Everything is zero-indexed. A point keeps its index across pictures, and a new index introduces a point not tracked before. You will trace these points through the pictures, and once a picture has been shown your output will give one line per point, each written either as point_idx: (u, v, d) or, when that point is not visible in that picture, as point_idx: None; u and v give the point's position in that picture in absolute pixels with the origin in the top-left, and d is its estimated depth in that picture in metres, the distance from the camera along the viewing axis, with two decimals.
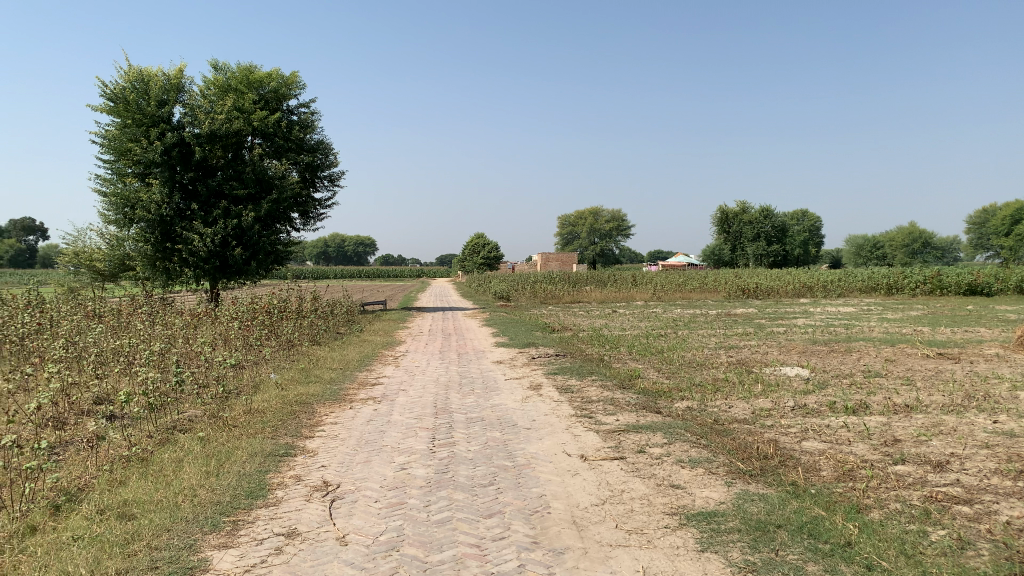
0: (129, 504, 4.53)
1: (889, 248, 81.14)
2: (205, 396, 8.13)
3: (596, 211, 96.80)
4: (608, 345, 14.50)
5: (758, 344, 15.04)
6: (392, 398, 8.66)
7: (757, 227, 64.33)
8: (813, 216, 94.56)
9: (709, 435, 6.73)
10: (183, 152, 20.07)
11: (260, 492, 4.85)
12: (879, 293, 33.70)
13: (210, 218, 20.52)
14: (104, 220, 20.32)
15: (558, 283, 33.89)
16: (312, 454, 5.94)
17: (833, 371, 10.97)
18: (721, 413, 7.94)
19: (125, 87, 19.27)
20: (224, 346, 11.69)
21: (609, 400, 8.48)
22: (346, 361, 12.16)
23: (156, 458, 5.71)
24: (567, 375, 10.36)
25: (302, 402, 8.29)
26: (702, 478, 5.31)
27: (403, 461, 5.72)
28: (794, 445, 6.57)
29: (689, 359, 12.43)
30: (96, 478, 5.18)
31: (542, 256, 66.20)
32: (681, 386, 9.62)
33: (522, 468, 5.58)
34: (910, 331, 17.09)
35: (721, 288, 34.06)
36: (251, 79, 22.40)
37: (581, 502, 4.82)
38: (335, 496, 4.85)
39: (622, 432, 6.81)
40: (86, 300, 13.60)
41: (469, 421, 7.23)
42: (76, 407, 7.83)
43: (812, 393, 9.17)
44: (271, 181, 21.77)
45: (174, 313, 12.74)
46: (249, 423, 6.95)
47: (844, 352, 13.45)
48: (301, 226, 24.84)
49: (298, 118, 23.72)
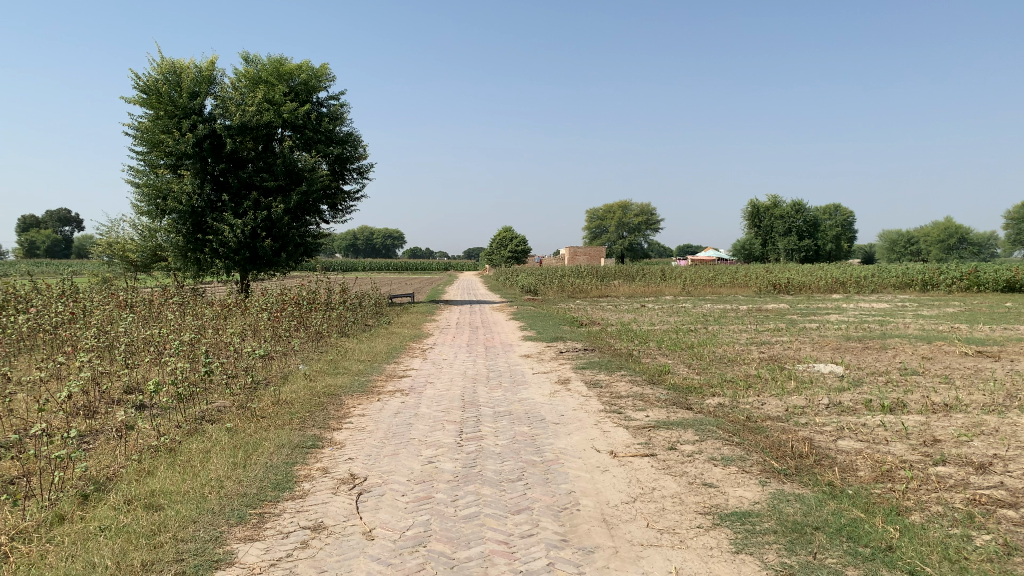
0: (157, 494, 4.52)
1: (924, 243, 79.68)
2: (234, 387, 8.15)
3: (625, 206, 96.47)
4: (637, 339, 14.35)
5: (790, 340, 14.81)
6: (419, 390, 8.63)
7: (788, 222, 63.54)
8: (846, 211, 93.19)
9: (742, 432, 6.58)
10: (214, 143, 20.23)
11: (287, 484, 4.82)
12: (914, 289, 33.09)
13: (241, 210, 20.68)
14: (137, 211, 20.59)
15: (586, 276, 33.73)
16: (340, 447, 5.91)
17: (868, 369, 10.74)
18: (753, 410, 7.79)
19: (157, 79, 19.48)
20: (254, 337, 11.76)
21: (639, 396, 8.36)
22: (373, 354, 12.16)
23: (184, 449, 5.73)
24: (596, 370, 10.25)
25: (330, 393, 8.29)
26: (736, 476, 5.18)
27: (430, 455, 5.66)
28: (830, 443, 6.41)
29: (720, 355, 12.25)
30: (125, 468, 5.19)
31: (570, 249, 65.94)
32: (712, 382, 9.47)
33: (551, 463, 5.49)
34: (946, 328, 16.71)
35: (751, 283, 33.66)
36: (282, 71, 22.50)
37: (611, 499, 4.73)
38: (362, 489, 4.81)
39: (653, 428, 6.70)
40: (119, 290, 13.78)
41: (497, 415, 7.16)
42: (108, 396, 7.90)
43: (847, 391, 8.97)
44: (301, 173, 21.86)
45: (205, 304, 12.86)
46: (277, 414, 6.95)
47: (879, 349, 13.16)
48: (330, 218, 24.94)
49: (328, 110, 23.79)
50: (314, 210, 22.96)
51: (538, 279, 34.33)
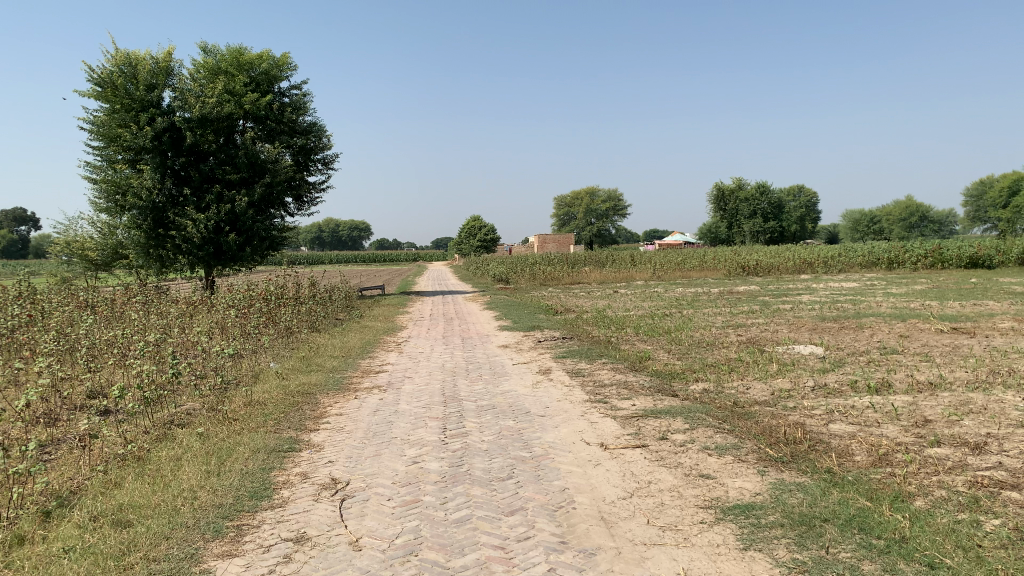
0: (125, 509, 4.21)
1: (887, 222, 80.86)
2: (203, 388, 7.82)
3: (592, 192, 96.63)
4: (614, 326, 14.21)
5: (766, 322, 14.79)
6: (398, 386, 8.37)
7: (754, 204, 64.03)
8: (809, 192, 94.17)
9: (732, 419, 6.43)
10: (174, 137, 19.66)
11: (265, 492, 4.55)
12: (880, 267, 33.46)
13: (203, 204, 20.14)
14: (95, 208, 19.98)
15: (557, 263, 33.56)
16: (319, 449, 5.63)
17: (847, 349, 10.69)
18: (739, 395, 7.66)
19: (112, 71, 18.83)
20: (222, 335, 11.39)
21: (623, 384, 8.18)
22: (347, 349, 11.85)
23: (153, 457, 5.40)
24: (576, 359, 10.06)
25: (304, 392, 7.98)
26: (734, 466, 5.01)
27: (414, 455, 5.41)
28: (822, 428, 6.28)
29: (699, 339, 12.13)
30: (90, 480, 4.87)
31: (539, 237, 65.80)
32: (694, 367, 9.33)
33: (541, 459, 5.28)
34: (918, 306, 16.80)
35: (721, 266, 33.75)
36: (242, 61, 21.91)
37: (607, 495, 4.53)
38: (344, 495, 4.55)
39: (641, 417, 6.52)
40: (79, 290, 13.28)
41: (480, 410, 6.94)
42: (70, 402, 7.52)
43: (830, 372, 8.88)
44: (264, 165, 21.30)
45: (170, 302, 12.44)
46: (250, 417, 6.64)
47: (856, 328, 13.15)
48: (296, 210, 24.45)
49: (290, 100, 23.22)
50: (279, 203, 22.44)
51: (509, 267, 34.07)
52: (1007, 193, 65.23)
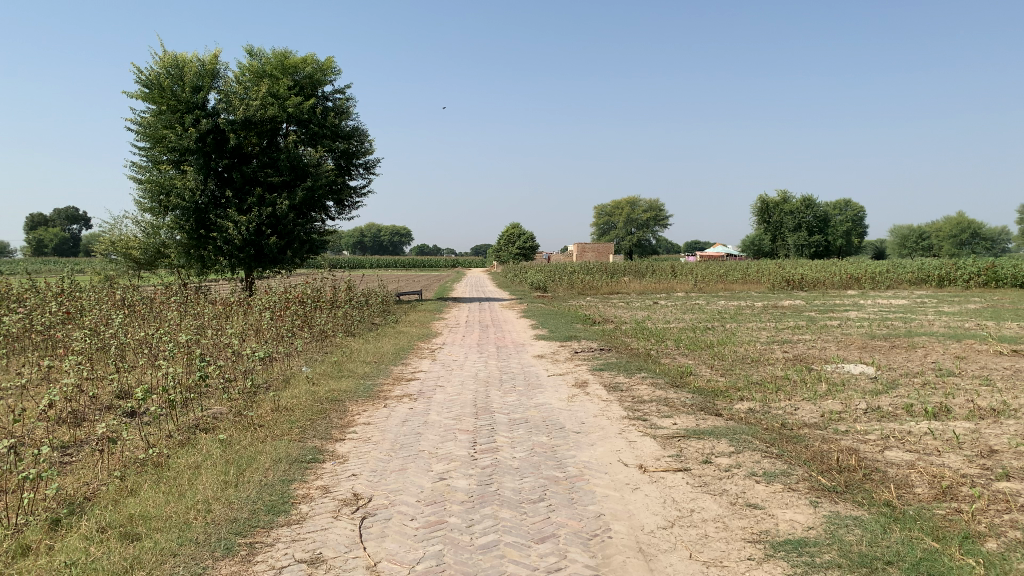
0: (135, 521, 4.01)
1: (936, 239, 78.63)
2: (232, 392, 7.67)
3: (633, 202, 95.93)
4: (653, 338, 13.80)
5: (813, 338, 14.24)
6: (429, 395, 8.12)
7: (799, 217, 62.73)
8: (856, 205, 92.13)
9: (780, 442, 6.06)
10: (218, 138, 19.74)
11: (283, 506, 4.32)
12: (930, 284, 32.44)
13: (245, 206, 20.17)
14: (139, 208, 20.16)
15: (596, 273, 33.12)
16: (343, 461, 5.40)
17: (901, 370, 10.15)
18: (786, 416, 7.26)
19: (159, 73, 18.99)
20: (255, 337, 11.29)
21: (663, 400, 7.82)
22: (380, 354, 11.66)
23: (172, 464, 5.21)
24: (614, 372, 9.71)
25: (333, 399, 7.77)
26: (783, 496, 4.65)
27: (441, 470, 5.14)
28: (877, 455, 5.86)
29: (742, 355, 11.68)
30: (105, 487, 4.69)
31: (578, 246, 65.49)
32: (738, 385, 8.91)
33: (575, 480, 4.97)
34: (974, 326, 16.06)
35: (764, 279, 33.00)
36: (286, 64, 22.00)
37: (646, 524, 4.21)
38: (365, 513, 4.29)
39: (682, 438, 6.16)
40: (119, 287, 13.35)
41: (513, 423, 6.66)
42: (99, 401, 7.43)
43: (884, 394, 8.39)
44: (306, 168, 21.30)
45: (207, 302, 12.41)
46: (276, 423, 6.45)
47: (908, 348, 12.57)
48: (336, 214, 24.45)
49: (333, 104, 23.27)
50: (319, 206, 22.42)
51: (547, 275, 33.74)
52: None
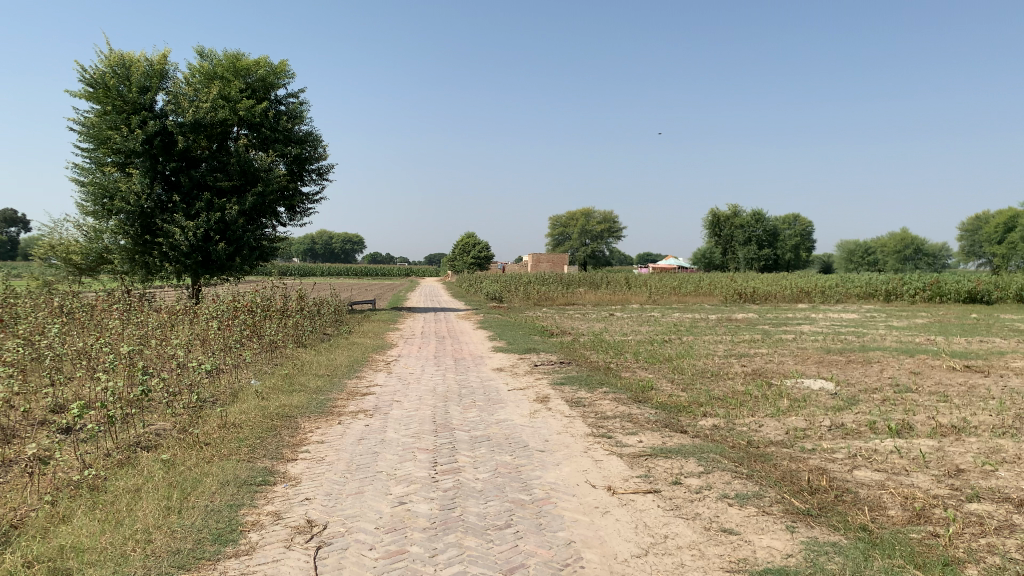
0: (67, 553, 3.65)
1: (881, 254, 80.74)
2: (176, 407, 7.26)
3: (587, 213, 96.53)
4: (612, 351, 13.68)
5: (770, 352, 14.28)
6: (386, 411, 7.81)
7: (749, 231, 63.68)
8: (805, 220, 94.11)
9: (748, 461, 5.93)
10: (166, 141, 19.11)
11: (231, 535, 4.00)
12: (877, 299, 33.07)
13: (193, 211, 19.53)
14: (81, 211, 19.36)
15: (552, 283, 33.06)
16: (295, 483, 5.09)
17: (860, 385, 10.16)
18: (752, 433, 7.14)
19: (105, 72, 18.31)
20: (202, 348, 10.83)
21: (627, 417, 7.64)
22: (333, 367, 11.28)
23: (110, 486, 4.82)
24: (575, 386, 9.51)
25: (284, 416, 7.40)
26: (758, 520, 4.49)
27: (401, 494, 4.87)
28: (846, 475, 5.76)
29: (702, 368, 11.62)
30: (35, 512, 4.30)
31: (533, 257, 65.54)
32: (701, 400, 8.81)
33: (542, 504, 4.74)
34: (925, 341, 16.31)
35: (717, 291, 33.33)
36: (238, 66, 21.45)
37: (619, 552, 4.00)
38: (320, 542, 4.00)
39: (649, 457, 5.99)
40: (59, 293, 12.74)
41: (475, 441, 6.41)
42: (31, 417, 6.95)
43: (846, 411, 8.35)
44: (257, 173, 20.77)
45: (152, 310, 11.90)
46: (223, 442, 6.08)
47: (864, 363, 12.66)
48: (288, 220, 23.91)
49: (286, 108, 22.75)
50: (270, 212, 21.87)
51: (502, 285, 33.54)
52: (1003, 228, 64.87)
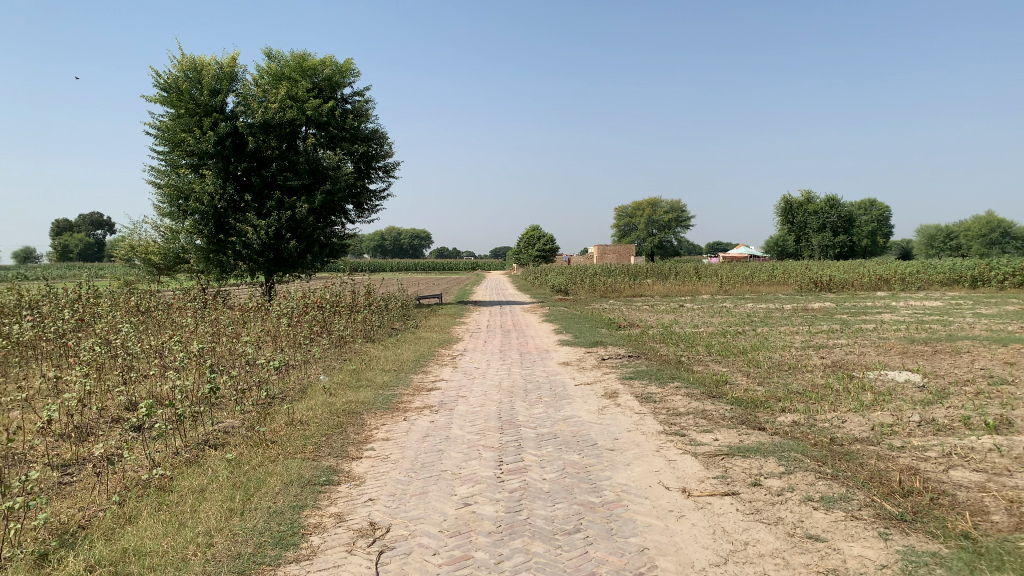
0: (130, 557, 3.62)
1: (965, 238, 77.06)
2: (245, 404, 7.30)
3: (654, 202, 95.29)
4: (682, 343, 13.30)
5: (850, 343, 13.64)
6: (451, 407, 7.70)
7: (823, 217, 61.60)
8: (882, 204, 90.78)
9: (833, 460, 5.57)
10: (237, 142, 19.49)
11: (292, 539, 3.90)
12: (962, 286, 31.50)
13: (264, 211, 19.89)
14: (158, 212, 19.93)
15: (618, 275, 32.60)
16: (360, 483, 4.99)
17: (950, 378, 9.55)
18: (834, 429, 6.75)
19: (178, 76, 18.76)
20: (271, 345, 10.95)
21: (700, 413, 7.33)
22: (399, 362, 11.24)
23: (176, 486, 4.82)
24: (645, 381, 9.22)
25: (350, 412, 7.36)
26: (846, 526, 4.17)
27: (466, 495, 4.71)
28: (942, 475, 5.35)
29: (778, 361, 11.16)
30: (103, 513, 4.31)
31: (599, 249, 64.96)
32: (778, 395, 8.41)
33: (613, 507, 4.52)
34: (1018, 329, 15.33)
35: (791, 280, 32.27)
36: (305, 66, 21.76)
37: (697, 560, 3.75)
38: (383, 546, 3.87)
39: (726, 456, 5.69)
40: (138, 292, 13.09)
41: (541, 439, 6.22)
42: (107, 414, 7.08)
43: (936, 405, 7.84)
44: (325, 172, 21.04)
45: (225, 307, 12.10)
46: (289, 439, 6.05)
47: (952, 353, 11.95)
48: (356, 217, 24.18)
49: (352, 107, 22.95)
50: (339, 209, 22.12)
51: (568, 278, 33.22)
52: None
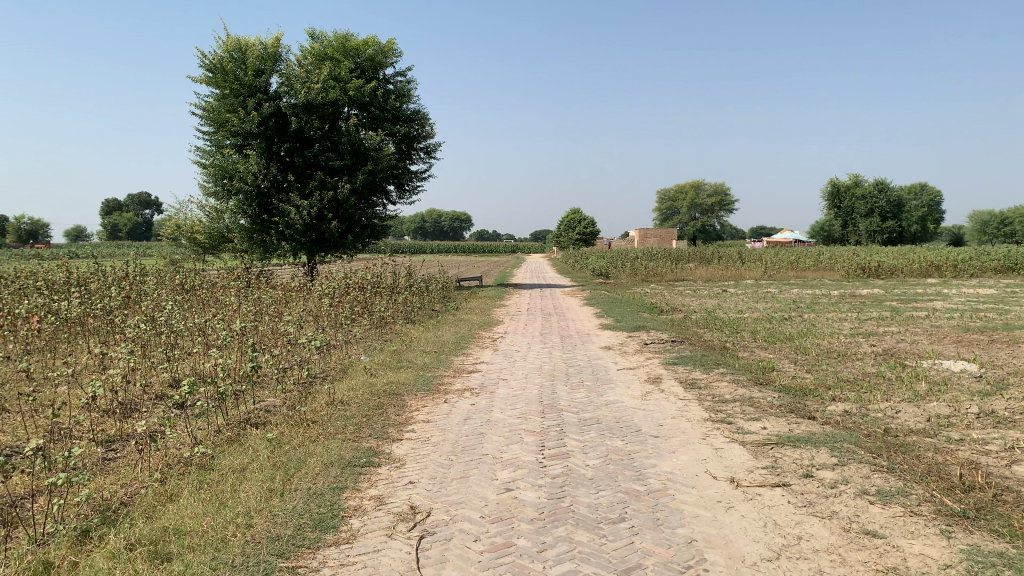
0: (169, 537, 3.60)
1: (1020, 225, 74.57)
2: (286, 383, 7.30)
3: (697, 185, 93.99)
4: (726, 329, 13.02)
5: (901, 331, 13.22)
6: (492, 389, 7.61)
7: (871, 202, 60.11)
8: (933, 189, 88.20)
9: (888, 453, 5.35)
10: (280, 122, 19.58)
11: (332, 522, 3.85)
12: (1017, 273, 30.44)
13: (307, 191, 19.97)
14: (204, 192, 20.15)
15: (660, 259, 32.20)
16: (400, 465, 4.93)
17: (1009, 368, 9.17)
18: (888, 420, 6.51)
19: (223, 57, 18.89)
20: (313, 324, 10.98)
21: (747, 401, 7.13)
22: (440, 343, 11.20)
23: (217, 465, 4.81)
24: (689, 367, 9.02)
25: (391, 393, 7.32)
26: (905, 522, 3.98)
27: (507, 480, 4.62)
28: (1004, 470, 5.10)
29: (827, 348, 10.84)
30: (145, 490, 4.32)
31: (640, 233, 64.34)
32: (827, 383, 8.15)
33: (659, 496, 4.38)
34: None
35: (837, 266, 31.52)
36: (348, 47, 21.78)
37: (748, 554, 3.60)
38: (423, 531, 3.79)
39: (775, 446, 5.50)
40: (184, 271, 13.24)
41: (584, 424, 6.10)
42: (151, 391, 7.14)
43: (995, 396, 7.51)
44: (367, 153, 21.05)
45: (268, 287, 12.18)
46: (330, 420, 6.03)
47: (1010, 343, 11.47)
48: (397, 198, 24.19)
49: (394, 87, 22.91)
50: (381, 190, 22.13)
51: (609, 261, 32.92)
52: None
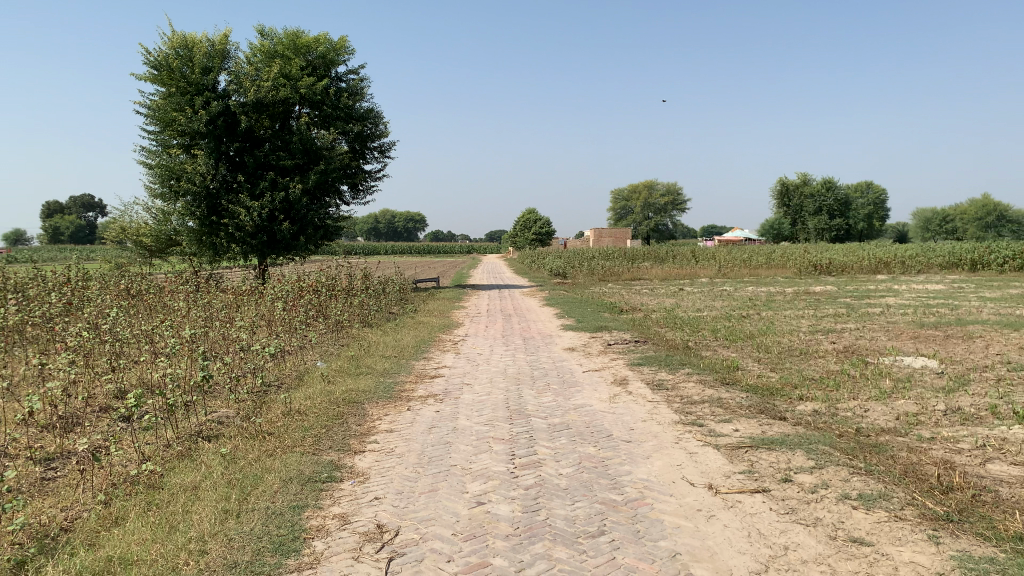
0: (112, 567, 3.29)
1: (961, 222, 76.77)
2: (239, 393, 6.95)
3: (650, 185, 94.78)
4: (688, 328, 12.96)
5: (858, 327, 13.33)
6: (456, 395, 7.38)
7: (819, 200, 61.22)
8: (878, 187, 90.38)
9: (863, 454, 5.26)
10: (229, 121, 19.00)
11: (293, 545, 3.58)
12: (962, 269, 31.20)
13: (257, 191, 19.41)
14: (149, 193, 19.45)
15: (617, 258, 32.25)
16: (364, 479, 4.67)
17: (967, 364, 9.23)
18: (858, 419, 6.44)
19: (168, 54, 18.25)
20: (266, 329, 10.59)
21: (717, 402, 7.01)
22: (399, 347, 10.91)
23: (167, 484, 4.49)
24: (654, 368, 8.90)
25: (350, 401, 7.03)
26: (891, 528, 3.86)
27: (478, 492, 4.40)
28: (979, 469, 5.04)
29: (788, 346, 10.83)
30: (87, 514, 3.98)
31: (594, 233, 64.48)
32: (792, 382, 8.10)
33: (637, 506, 4.21)
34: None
35: (790, 263, 31.98)
36: (298, 44, 21.29)
37: (735, 566, 3.44)
38: (392, 552, 3.55)
39: (750, 449, 5.37)
40: (129, 275, 12.69)
41: (553, 430, 5.91)
42: (93, 404, 6.73)
43: (959, 393, 7.53)
44: (319, 152, 20.62)
45: (217, 291, 11.73)
46: (287, 431, 5.72)
47: (965, 338, 11.61)
48: (351, 199, 23.75)
49: (346, 85, 22.49)
50: (333, 191, 21.69)
51: (566, 261, 32.88)
52: None
